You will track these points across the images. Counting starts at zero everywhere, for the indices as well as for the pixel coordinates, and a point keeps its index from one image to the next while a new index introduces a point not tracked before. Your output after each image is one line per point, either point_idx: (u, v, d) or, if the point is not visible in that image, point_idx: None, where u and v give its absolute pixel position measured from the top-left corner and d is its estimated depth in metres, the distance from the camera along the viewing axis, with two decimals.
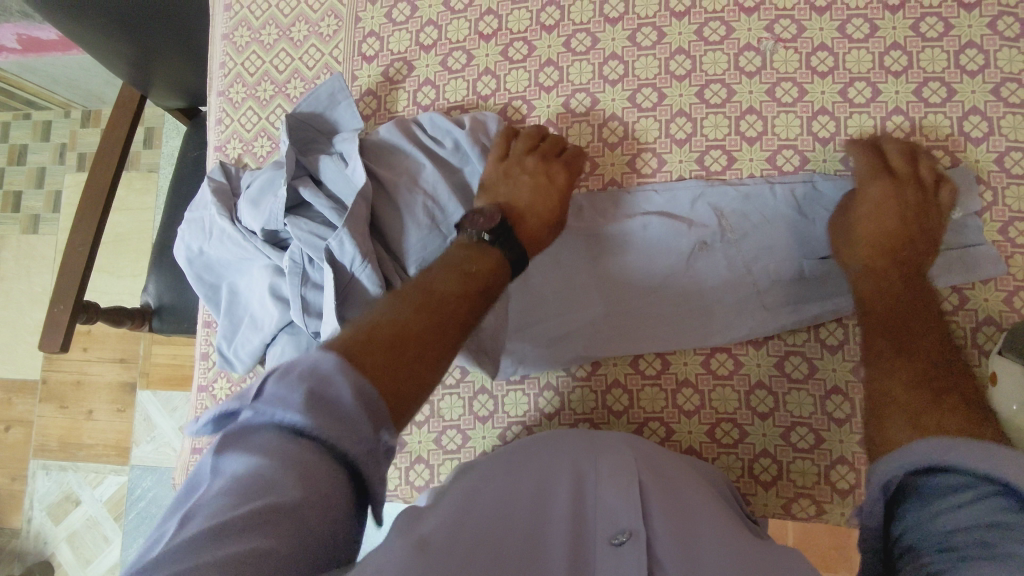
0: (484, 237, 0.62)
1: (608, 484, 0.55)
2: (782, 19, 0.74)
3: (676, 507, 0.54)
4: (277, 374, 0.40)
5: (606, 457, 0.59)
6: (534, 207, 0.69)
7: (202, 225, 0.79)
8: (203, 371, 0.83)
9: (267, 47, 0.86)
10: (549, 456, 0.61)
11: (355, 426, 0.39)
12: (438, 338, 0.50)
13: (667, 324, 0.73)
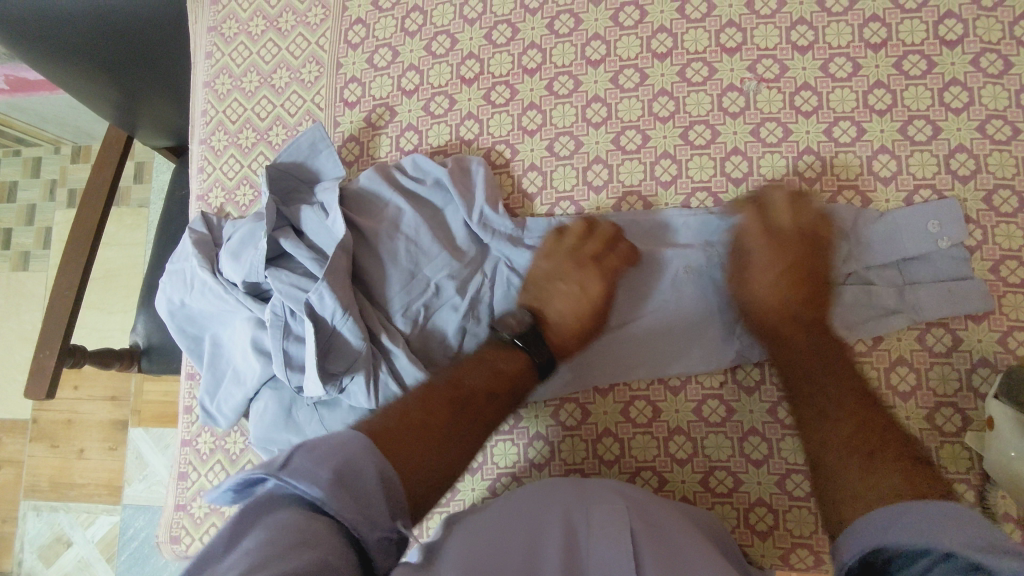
0: (516, 341, 0.67)
1: (602, 537, 0.53)
2: (764, 59, 0.74)
3: (669, 553, 0.52)
4: (302, 449, 0.46)
5: (597, 503, 0.58)
6: (564, 307, 0.70)
7: (183, 276, 0.77)
8: (186, 425, 0.81)
9: (249, 94, 0.85)
10: (539, 505, 0.59)
11: (370, 511, 0.45)
12: (438, 428, 0.57)
13: (650, 352, 0.71)
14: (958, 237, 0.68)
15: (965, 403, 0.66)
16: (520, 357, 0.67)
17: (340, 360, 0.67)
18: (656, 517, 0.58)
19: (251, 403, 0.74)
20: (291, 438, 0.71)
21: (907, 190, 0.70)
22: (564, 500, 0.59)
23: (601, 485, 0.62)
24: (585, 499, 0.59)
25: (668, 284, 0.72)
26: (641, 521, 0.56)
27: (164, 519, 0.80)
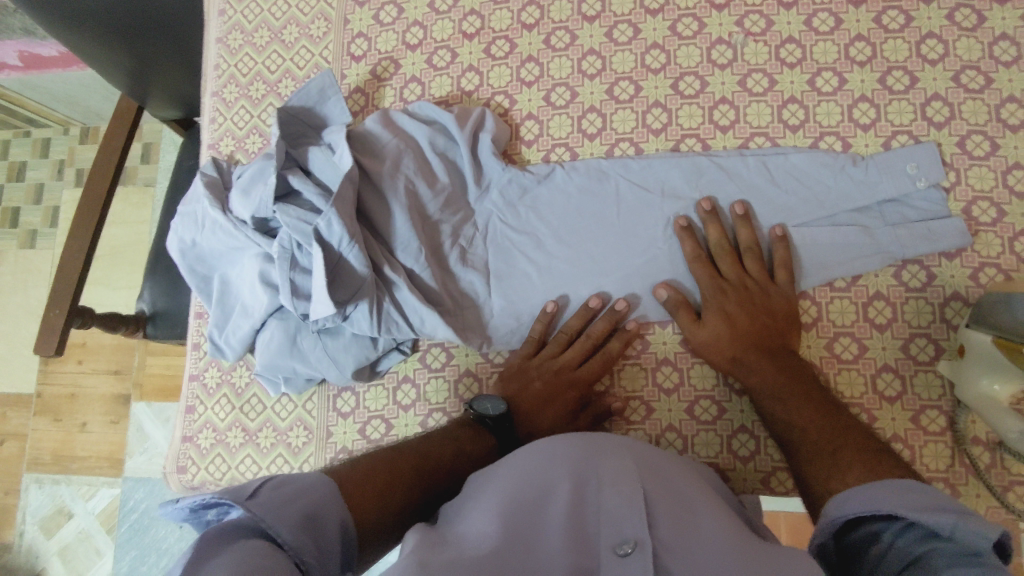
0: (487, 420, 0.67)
1: (610, 487, 0.49)
2: (751, 14, 0.78)
3: (683, 507, 0.49)
4: (272, 483, 0.44)
5: (603, 457, 0.53)
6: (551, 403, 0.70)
7: (194, 217, 0.81)
8: (194, 361, 0.84)
9: (259, 48, 0.89)
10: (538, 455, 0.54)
11: (324, 558, 0.44)
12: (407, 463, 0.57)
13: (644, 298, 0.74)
14: (936, 177, 0.71)
15: (937, 334, 0.70)
16: (486, 434, 0.66)
17: (345, 286, 0.70)
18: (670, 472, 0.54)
19: (258, 334, 0.77)
20: (295, 365, 0.75)
21: (886, 136, 0.74)
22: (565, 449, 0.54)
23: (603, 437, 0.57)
24: (587, 449, 0.54)
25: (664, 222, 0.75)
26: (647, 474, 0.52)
27: (171, 451, 0.82)
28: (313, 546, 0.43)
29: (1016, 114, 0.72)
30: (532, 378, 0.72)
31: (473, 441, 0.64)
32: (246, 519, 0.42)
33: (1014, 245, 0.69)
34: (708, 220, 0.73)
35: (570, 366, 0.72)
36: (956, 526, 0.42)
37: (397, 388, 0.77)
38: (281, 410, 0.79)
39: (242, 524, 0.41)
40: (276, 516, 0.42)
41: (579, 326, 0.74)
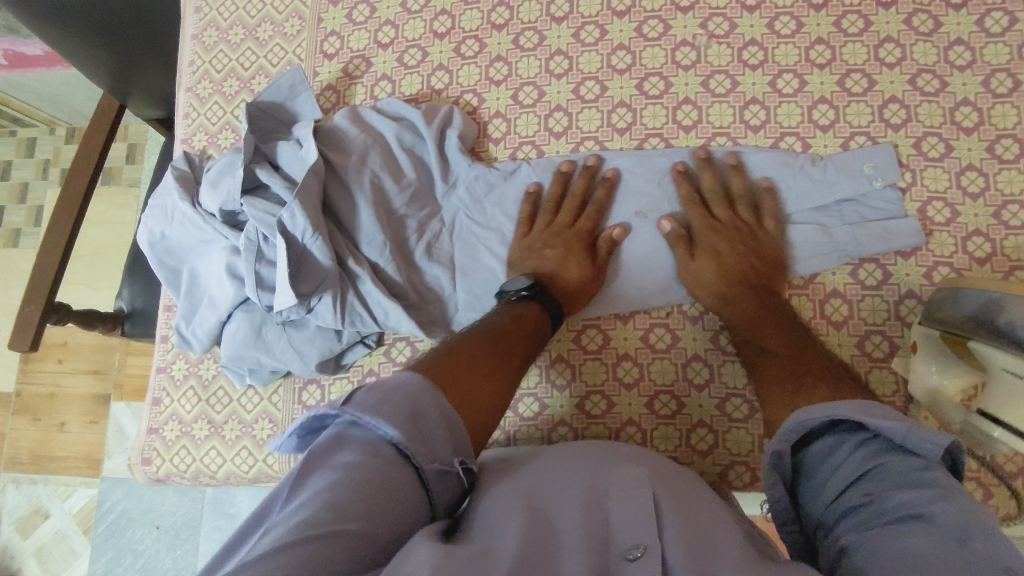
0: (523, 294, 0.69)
1: (625, 500, 0.48)
2: (715, 17, 0.79)
3: (695, 514, 0.49)
4: (365, 389, 0.44)
5: (619, 472, 0.52)
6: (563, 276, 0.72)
7: (164, 210, 0.81)
8: (162, 353, 0.84)
9: (233, 46, 0.90)
10: (562, 459, 0.56)
11: (433, 450, 0.43)
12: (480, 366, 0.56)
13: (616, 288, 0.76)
14: (893, 177, 0.73)
15: (891, 331, 0.71)
16: (533, 306, 0.68)
17: (309, 279, 0.71)
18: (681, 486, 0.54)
19: (224, 326, 0.77)
20: (260, 357, 0.75)
21: (844, 138, 0.75)
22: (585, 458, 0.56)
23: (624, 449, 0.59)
24: (610, 460, 0.56)
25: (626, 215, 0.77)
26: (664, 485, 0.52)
27: (137, 443, 0.83)
28: (422, 437, 0.43)
29: (969, 117, 0.73)
30: (546, 245, 0.75)
31: (524, 307, 0.68)
32: (350, 425, 0.43)
33: (967, 244, 0.71)
34: (702, 168, 0.76)
35: (577, 240, 0.74)
36: (908, 435, 0.45)
37: (361, 381, 0.78)
38: (247, 402, 0.80)
39: (350, 429, 0.42)
40: (377, 416, 0.42)
41: (569, 219, 0.76)
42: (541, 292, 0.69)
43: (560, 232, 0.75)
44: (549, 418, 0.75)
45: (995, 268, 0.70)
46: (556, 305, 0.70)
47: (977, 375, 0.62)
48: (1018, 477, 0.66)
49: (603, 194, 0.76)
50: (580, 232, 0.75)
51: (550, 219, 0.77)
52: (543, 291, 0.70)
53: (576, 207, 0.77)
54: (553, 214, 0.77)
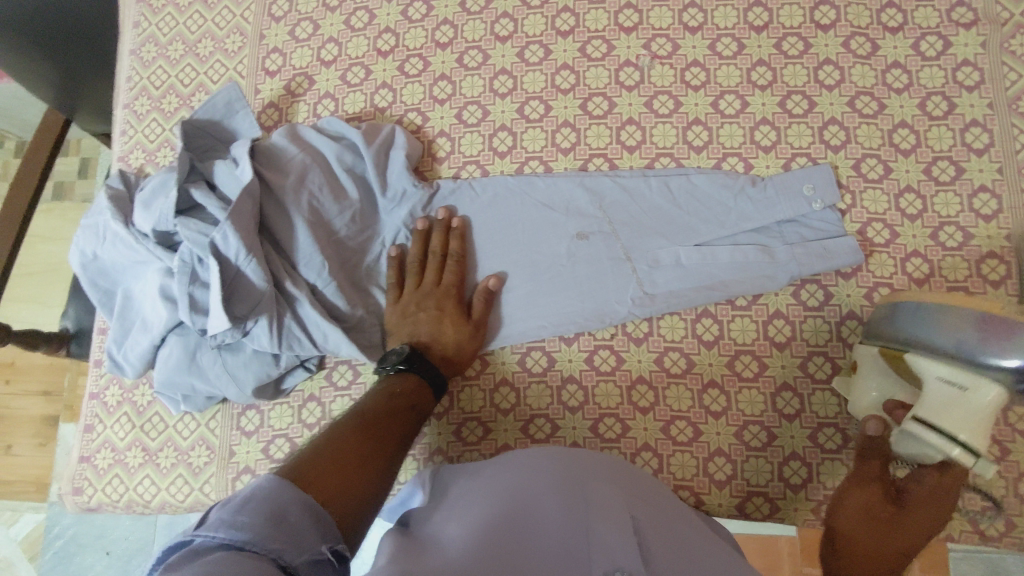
0: (398, 365, 0.67)
1: (602, 518, 0.49)
2: (658, 37, 0.80)
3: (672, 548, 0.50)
4: (219, 503, 0.40)
5: (592, 483, 0.54)
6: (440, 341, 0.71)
7: (96, 229, 0.78)
8: (95, 378, 0.81)
9: (173, 62, 0.88)
10: (528, 465, 0.57)
11: (302, 541, 0.40)
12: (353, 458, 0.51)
13: (573, 292, 0.74)
14: (831, 199, 0.73)
15: (833, 352, 0.71)
16: (409, 378, 0.65)
17: (243, 301, 0.69)
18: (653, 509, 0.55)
19: (158, 351, 0.75)
20: (194, 382, 0.73)
21: (786, 158, 0.76)
22: (554, 465, 0.56)
23: (597, 465, 0.58)
24: (591, 475, 0.56)
25: (569, 234, 0.76)
26: (642, 511, 0.53)
27: (68, 472, 0.79)
28: (289, 535, 0.39)
29: (907, 138, 0.74)
30: (420, 307, 0.72)
31: (401, 380, 0.65)
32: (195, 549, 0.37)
33: (906, 265, 0.72)
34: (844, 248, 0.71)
35: (448, 297, 0.73)
36: None
37: (301, 406, 0.76)
38: (183, 428, 0.77)
39: (198, 548, 0.37)
40: (226, 524, 0.38)
41: (433, 276, 0.74)
42: (416, 359, 0.67)
43: (426, 294, 0.73)
44: (493, 442, 0.74)
45: (932, 289, 0.71)
46: (434, 371, 0.67)
47: (909, 387, 0.67)
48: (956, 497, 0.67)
49: (458, 245, 0.75)
50: (449, 289, 0.73)
51: (417, 278, 0.74)
52: (419, 356, 0.67)
53: (440, 263, 0.74)
54: (420, 274, 0.74)
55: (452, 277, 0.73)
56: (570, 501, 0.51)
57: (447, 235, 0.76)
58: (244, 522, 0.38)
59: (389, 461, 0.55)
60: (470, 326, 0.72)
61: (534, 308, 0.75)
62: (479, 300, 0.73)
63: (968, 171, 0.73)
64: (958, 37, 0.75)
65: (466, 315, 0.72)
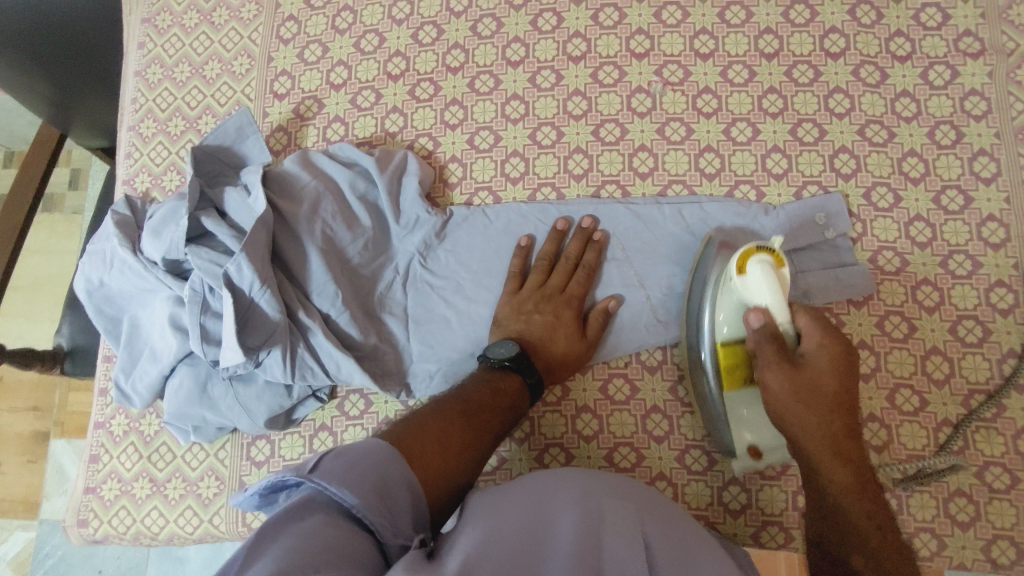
0: (505, 363, 0.68)
1: (615, 532, 0.49)
2: (670, 64, 0.80)
3: (683, 562, 0.50)
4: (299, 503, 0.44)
5: (607, 498, 0.55)
6: (550, 346, 0.71)
7: (103, 256, 0.77)
8: (100, 407, 0.80)
9: (179, 84, 0.87)
10: (551, 482, 0.57)
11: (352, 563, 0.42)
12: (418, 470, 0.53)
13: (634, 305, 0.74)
14: (842, 227, 0.74)
15: None
16: (513, 379, 0.67)
17: (256, 332, 0.68)
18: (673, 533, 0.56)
19: (167, 380, 0.74)
20: (205, 414, 0.72)
21: (797, 186, 0.76)
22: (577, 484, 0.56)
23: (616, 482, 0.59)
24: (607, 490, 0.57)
25: None
26: (654, 526, 0.53)
27: (72, 503, 0.78)
28: (386, 513, 0.48)
29: (916, 167, 0.75)
30: (537, 309, 0.72)
31: (504, 379, 0.67)
32: (315, 492, 0.47)
33: (917, 293, 0.72)
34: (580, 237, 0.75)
35: (568, 307, 0.72)
36: None
37: (312, 436, 0.75)
38: (191, 458, 0.76)
39: (312, 496, 0.46)
40: (341, 484, 0.47)
41: (561, 281, 0.74)
42: (524, 361, 0.68)
43: (553, 299, 0.73)
44: (508, 471, 0.74)
45: (943, 317, 0.71)
46: (536, 375, 0.69)
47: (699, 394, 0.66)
48: (970, 526, 0.66)
49: (594, 258, 0.74)
50: (571, 298, 0.73)
51: (542, 279, 0.74)
52: (527, 359, 0.68)
53: (570, 271, 0.74)
54: (547, 275, 0.75)
55: (578, 288, 0.73)
56: (587, 514, 0.51)
57: (585, 245, 0.75)
58: (352, 491, 0.47)
59: (480, 452, 0.60)
60: (583, 340, 0.71)
61: (625, 315, 0.74)
62: (597, 312, 0.73)
63: (976, 200, 0.73)
64: (966, 67, 0.76)
65: (582, 329, 0.72)
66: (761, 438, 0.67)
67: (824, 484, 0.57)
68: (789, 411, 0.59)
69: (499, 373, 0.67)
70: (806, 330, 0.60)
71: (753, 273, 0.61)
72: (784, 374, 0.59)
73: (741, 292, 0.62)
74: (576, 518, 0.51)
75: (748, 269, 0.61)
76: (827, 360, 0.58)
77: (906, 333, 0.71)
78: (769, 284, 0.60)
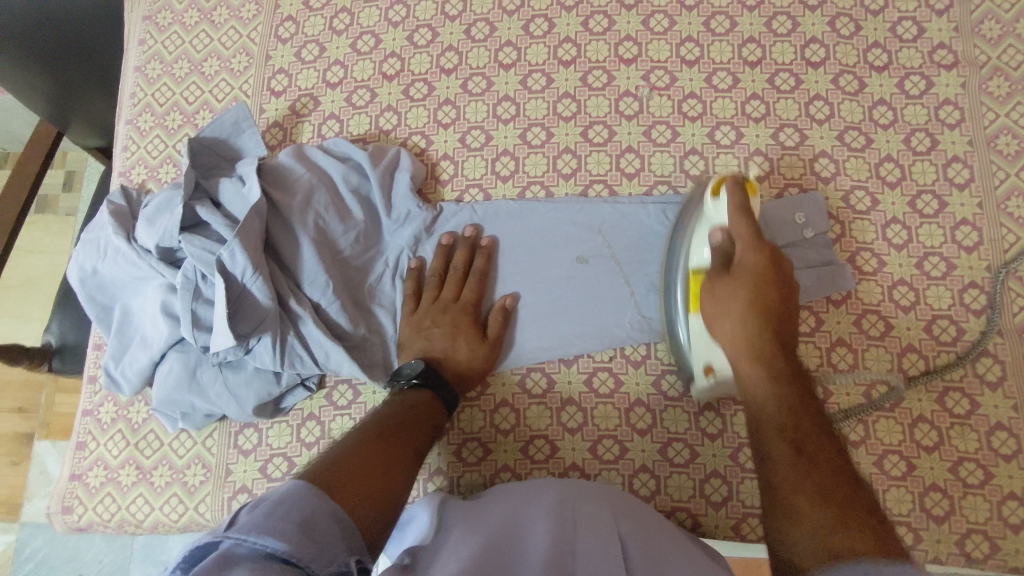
0: (415, 381, 0.69)
1: (588, 533, 0.56)
2: (657, 70, 0.83)
3: (655, 558, 0.55)
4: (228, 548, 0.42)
5: (580, 502, 0.60)
6: (455, 357, 0.73)
7: (97, 245, 0.78)
8: (89, 395, 0.80)
9: (178, 80, 0.88)
10: (526, 496, 0.63)
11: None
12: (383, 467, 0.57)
13: (617, 300, 0.76)
14: (822, 226, 0.76)
15: (825, 378, 0.73)
16: (423, 394, 0.68)
17: (248, 318, 0.69)
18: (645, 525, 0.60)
19: (157, 367, 0.74)
20: (194, 400, 0.72)
21: (779, 188, 0.78)
22: (549, 492, 0.62)
23: (587, 485, 0.64)
24: (580, 497, 0.61)
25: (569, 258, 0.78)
26: (628, 526, 0.58)
27: (57, 491, 0.78)
28: (316, 547, 0.45)
29: (892, 172, 0.77)
30: (435, 322, 0.74)
31: (415, 396, 0.68)
32: (235, 545, 0.43)
33: (893, 293, 0.74)
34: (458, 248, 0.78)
35: (464, 315, 0.75)
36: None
37: (300, 425, 0.75)
38: (179, 446, 0.76)
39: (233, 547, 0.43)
40: (263, 531, 0.43)
41: (453, 292, 0.76)
42: (432, 376, 0.70)
43: (450, 310, 0.75)
44: (493, 462, 0.74)
45: (918, 316, 0.73)
46: (447, 388, 0.70)
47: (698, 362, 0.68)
48: (945, 521, 0.68)
49: (484, 263, 0.77)
50: (467, 306, 0.75)
51: (436, 292, 0.76)
52: (434, 374, 0.70)
53: (460, 279, 0.76)
54: (439, 289, 0.76)
55: (471, 295, 0.75)
56: (560, 516, 0.58)
57: (471, 253, 0.78)
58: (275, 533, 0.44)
59: (406, 468, 0.59)
60: (485, 344, 0.74)
61: (565, 327, 0.76)
62: (495, 318, 0.75)
63: (950, 205, 0.76)
64: (940, 77, 0.79)
65: (481, 334, 0.74)
66: (713, 357, 0.66)
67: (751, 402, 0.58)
68: (720, 317, 0.63)
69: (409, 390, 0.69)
70: (735, 225, 0.66)
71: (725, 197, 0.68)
72: (718, 285, 0.65)
73: (712, 215, 0.69)
74: (549, 520, 0.58)
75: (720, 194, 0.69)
76: (753, 270, 0.64)
77: (883, 331, 0.73)
78: (736, 208, 0.66)
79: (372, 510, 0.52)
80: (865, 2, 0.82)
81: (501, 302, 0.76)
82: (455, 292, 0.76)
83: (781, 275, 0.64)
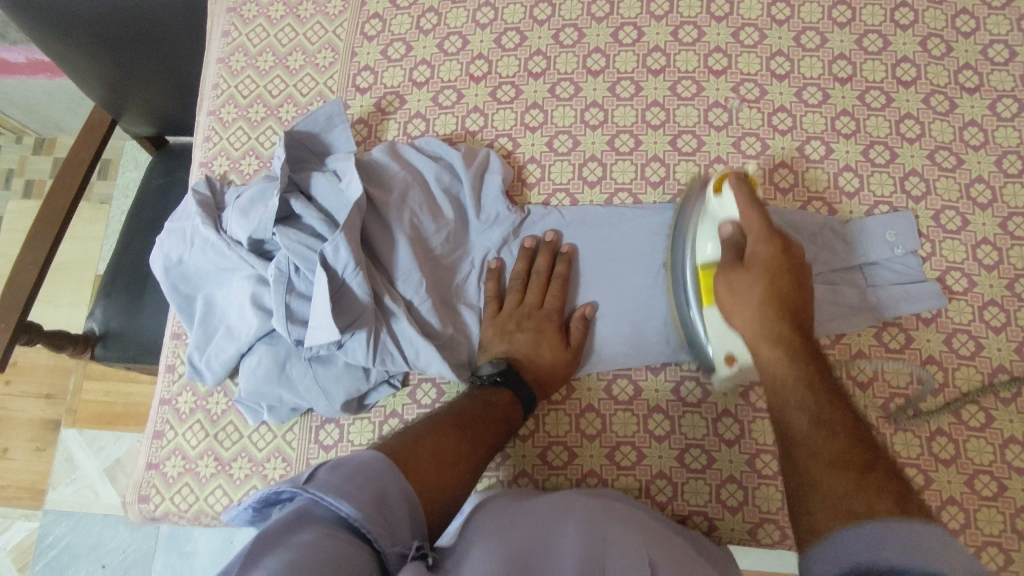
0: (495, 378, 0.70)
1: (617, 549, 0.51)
2: (746, 82, 0.83)
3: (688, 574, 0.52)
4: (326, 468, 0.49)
5: (613, 520, 0.57)
6: (537, 360, 0.72)
7: (182, 234, 0.77)
8: (167, 384, 0.80)
9: (263, 72, 0.89)
10: (560, 508, 0.59)
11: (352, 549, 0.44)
12: (450, 455, 0.59)
13: None
14: (912, 245, 0.76)
15: (914, 397, 0.73)
16: (504, 394, 0.69)
17: (345, 313, 0.69)
18: (671, 545, 0.57)
19: (243, 359, 0.74)
20: (282, 393, 0.72)
21: (868, 205, 0.79)
22: (584, 509, 0.59)
23: (620, 508, 0.61)
24: (609, 514, 0.58)
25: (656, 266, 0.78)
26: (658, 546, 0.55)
27: (133, 479, 0.78)
28: (383, 521, 0.48)
29: (983, 194, 0.78)
30: (519, 328, 0.74)
31: (494, 393, 0.69)
32: (312, 503, 0.47)
33: (983, 314, 0.74)
34: (538, 254, 0.78)
35: (549, 321, 0.74)
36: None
37: (383, 423, 0.75)
38: (259, 439, 0.76)
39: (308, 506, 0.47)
40: (340, 495, 0.47)
41: (537, 297, 0.76)
42: (513, 376, 0.71)
43: (534, 316, 0.75)
44: (579, 467, 0.74)
45: (1009, 337, 0.73)
46: (526, 389, 0.71)
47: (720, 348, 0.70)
48: None
49: (565, 269, 0.77)
50: (550, 313, 0.75)
51: (519, 297, 0.76)
52: (515, 375, 0.71)
53: (543, 284, 0.76)
54: (522, 293, 0.77)
55: (555, 302, 0.75)
56: (592, 533, 0.54)
57: (554, 259, 0.78)
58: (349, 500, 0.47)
59: (476, 459, 0.62)
60: (567, 351, 0.73)
61: (647, 333, 0.76)
62: (577, 325, 0.75)
63: None
64: None
65: (564, 341, 0.74)
66: (736, 347, 0.69)
67: (782, 397, 0.60)
68: (737, 309, 0.66)
69: (489, 388, 0.70)
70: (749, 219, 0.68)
71: (728, 193, 0.70)
72: (736, 282, 0.67)
73: (716, 210, 0.71)
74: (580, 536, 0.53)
75: (723, 189, 0.70)
76: (766, 262, 0.66)
77: (973, 352, 0.73)
78: (742, 200, 0.68)
79: (440, 498, 0.55)
80: (956, 24, 0.83)
81: (582, 309, 0.76)
82: (538, 299, 0.76)
83: (793, 263, 0.66)
